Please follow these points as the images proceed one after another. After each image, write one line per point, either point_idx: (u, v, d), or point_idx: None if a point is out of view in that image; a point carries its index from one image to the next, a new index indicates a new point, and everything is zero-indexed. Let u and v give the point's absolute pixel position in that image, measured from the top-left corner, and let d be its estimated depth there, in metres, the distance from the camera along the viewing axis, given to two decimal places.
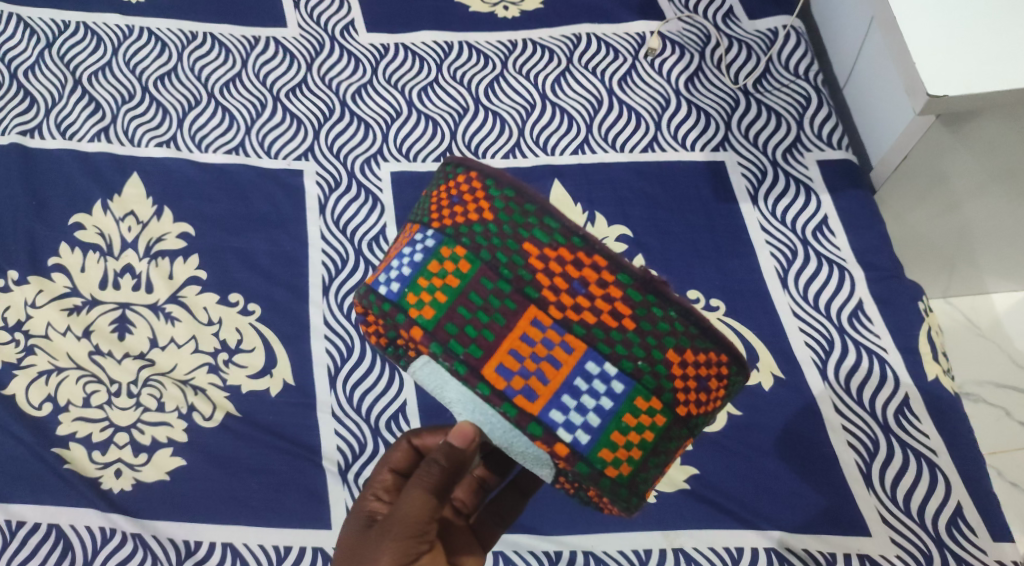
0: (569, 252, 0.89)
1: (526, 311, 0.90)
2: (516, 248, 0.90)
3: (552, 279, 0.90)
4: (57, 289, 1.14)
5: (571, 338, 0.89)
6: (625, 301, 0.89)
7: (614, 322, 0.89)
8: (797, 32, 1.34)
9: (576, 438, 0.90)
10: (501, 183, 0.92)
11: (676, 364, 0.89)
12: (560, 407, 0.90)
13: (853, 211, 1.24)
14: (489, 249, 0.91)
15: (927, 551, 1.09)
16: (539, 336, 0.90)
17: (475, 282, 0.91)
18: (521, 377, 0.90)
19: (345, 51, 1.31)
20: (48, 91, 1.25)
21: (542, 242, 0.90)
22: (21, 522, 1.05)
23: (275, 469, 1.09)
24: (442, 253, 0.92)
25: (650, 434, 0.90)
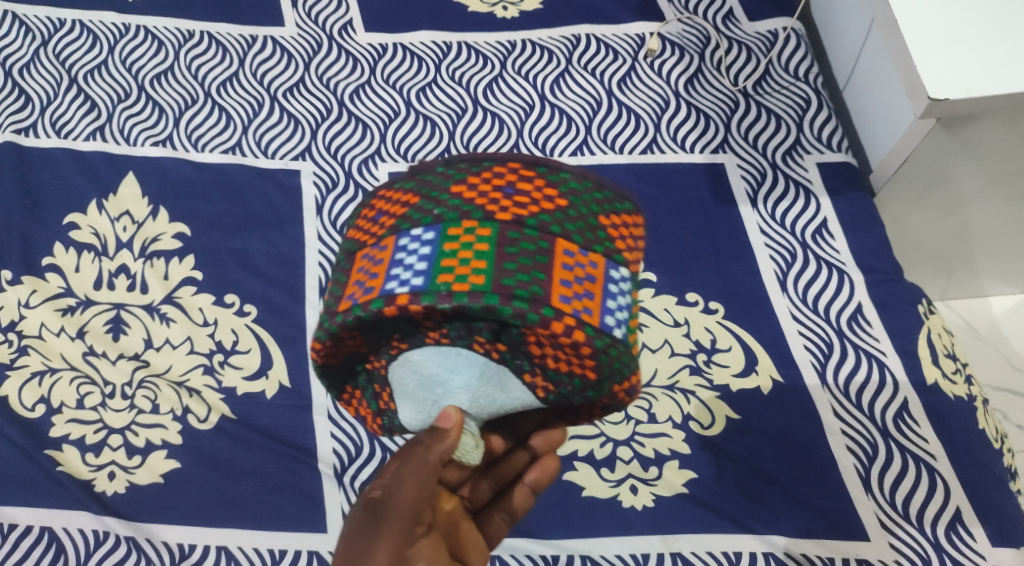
0: (526, 180, 0.92)
1: (452, 217, 0.91)
2: (452, 178, 0.93)
3: (380, 205, 0.94)
4: (51, 289, 1.13)
5: (407, 225, 0.91)
6: (465, 178, 0.92)
7: (527, 213, 0.91)
8: (798, 34, 1.33)
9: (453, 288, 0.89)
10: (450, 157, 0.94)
11: (517, 201, 0.91)
12: (395, 275, 0.90)
13: (852, 214, 1.24)
14: (429, 182, 0.93)
15: (925, 556, 1.09)
16: (460, 233, 0.90)
17: (350, 250, 0.94)
18: (372, 271, 0.91)
19: (343, 51, 1.30)
20: (43, 89, 1.24)
21: (475, 169, 0.93)
22: (14, 524, 1.04)
23: (271, 472, 1.08)
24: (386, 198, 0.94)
25: (478, 249, 0.89)
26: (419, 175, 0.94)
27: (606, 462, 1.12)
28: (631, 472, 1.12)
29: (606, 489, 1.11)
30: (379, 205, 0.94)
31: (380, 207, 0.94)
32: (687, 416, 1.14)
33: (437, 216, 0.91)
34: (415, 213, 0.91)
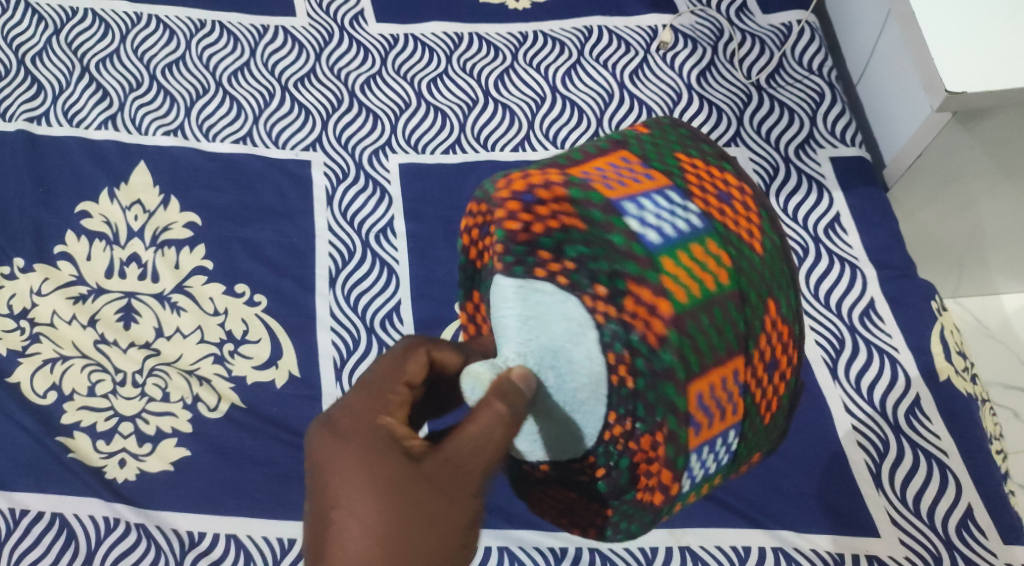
0: (785, 356, 0.89)
1: (729, 294, 0.86)
2: (753, 256, 0.87)
3: (773, 324, 0.88)
4: (62, 277, 1.13)
5: (684, 194, 0.87)
6: (748, 270, 0.87)
7: (763, 373, 0.88)
8: (812, 27, 1.32)
9: (645, 234, 0.85)
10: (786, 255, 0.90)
11: (765, 353, 0.88)
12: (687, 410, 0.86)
13: (866, 208, 1.23)
14: (739, 241, 0.87)
15: (936, 553, 1.08)
16: (713, 319, 0.85)
17: (732, 290, 0.86)
18: (699, 436, 0.87)
19: (354, 41, 1.30)
20: (55, 77, 1.24)
21: (776, 301, 0.88)
22: (25, 510, 1.05)
23: (280, 461, 1.08)
24: (713, 205, 0.88)
25: (704, 286, 0.85)
26: (766, 229, 0.89)
27: None
28: None
29: None
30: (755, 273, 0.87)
31: (689, 166, 0.89)
32: None
33: (701, 227, 0.86)
34: (733, 390, 0.87)
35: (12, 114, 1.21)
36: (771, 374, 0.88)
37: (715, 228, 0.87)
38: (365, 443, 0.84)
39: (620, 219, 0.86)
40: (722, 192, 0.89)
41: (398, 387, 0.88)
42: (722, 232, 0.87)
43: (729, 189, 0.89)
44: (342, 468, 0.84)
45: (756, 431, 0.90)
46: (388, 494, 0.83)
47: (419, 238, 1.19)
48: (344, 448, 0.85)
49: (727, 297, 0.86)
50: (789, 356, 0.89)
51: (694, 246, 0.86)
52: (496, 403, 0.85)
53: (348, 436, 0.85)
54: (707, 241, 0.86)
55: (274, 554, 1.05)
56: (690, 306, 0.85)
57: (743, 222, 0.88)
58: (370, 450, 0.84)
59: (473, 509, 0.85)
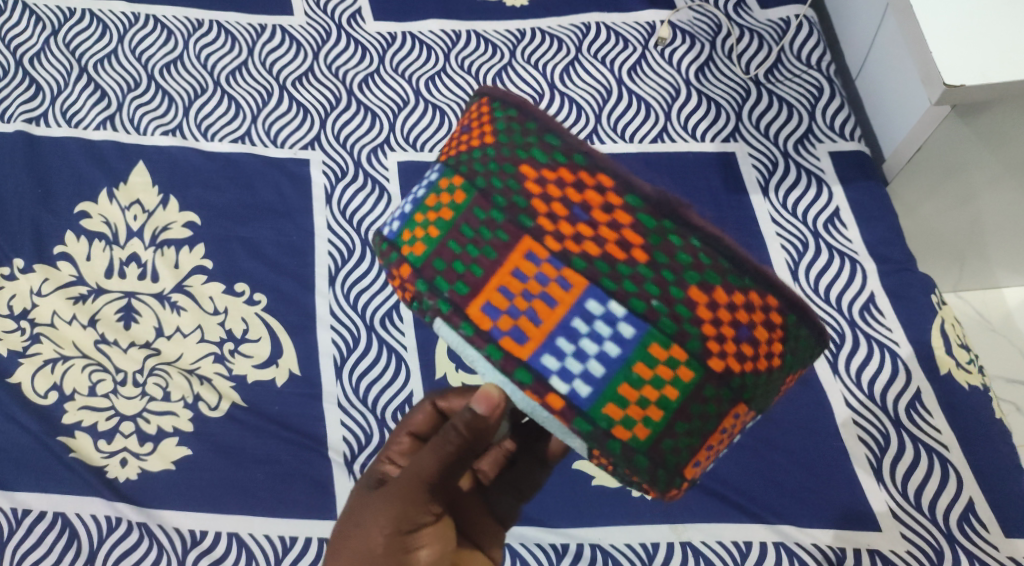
0: (631, 220, 0.85)
1: (520, 243, 0.86)
2: (512, 172, 0.87)
3: (598, 204, 0.86)
4: (62, 278, 1.14)
5: (444, 171, 0.90)
6: (516, 181, 0.87)
7: (621, 253, 0.85)
8: (810, 21, 1.32)
9: (387, 228, 0.91)
10: (568, 140, 0.87)
11: (600, 243, 0.85)
12: (555, 351, 0.86)
13: (865, 203, 1.23)
14: (484, 175, 0.88)
15: (937, 547, 1.08)
16: (533, 270, 0.86)
17: (523, 202, 0.87)
18: (613, 362, 0.86)
19: (352, 39, 1.30)
20: (54, 78, 1.24)
21: (568, 170, 0.87)
22: (27, 510, 1.05)
23: (282, 459, 1.08)
24: (440, 185, 0.90)
25: (461, 227, 0.88)
26: (522, 133, 0.88)
27: None
28: None
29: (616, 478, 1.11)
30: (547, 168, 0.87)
31: (470, 124, 0.91)
32: None
33: (455, 173, 0.89)
34: (608, 289, 0.85)
35: (11, 115, 1.22)
36: (637, 245, 0.85)
37: (486, 160, 0.88)
38: (366, 482, 1.02)
39: (389, 242, 0.91)
40: (484, 129, 0.90)
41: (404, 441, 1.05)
42: (491, 153, 0.89)
43: (506, 116, 0.89)
44: (350, 507, 1.00)
45: (702, 309, 0.85)
46: (353, 521, 0.99)
47: None
48: (355, 491, 1.02)
49: (530, 212, 0.86)
50: (649, 222, 0.85)
51: (465, 190, 0.88)
52: (454, 426, 0.98)
53: (360, 486, 1.02)
54: (469, 188, 0.88)
55: (277, 553, 1.05)
56: (483, 251, 0.87)
57: (520, 133, 0.88)
58: (367, 490, 1.01)
59: (418, 519, 0.98)
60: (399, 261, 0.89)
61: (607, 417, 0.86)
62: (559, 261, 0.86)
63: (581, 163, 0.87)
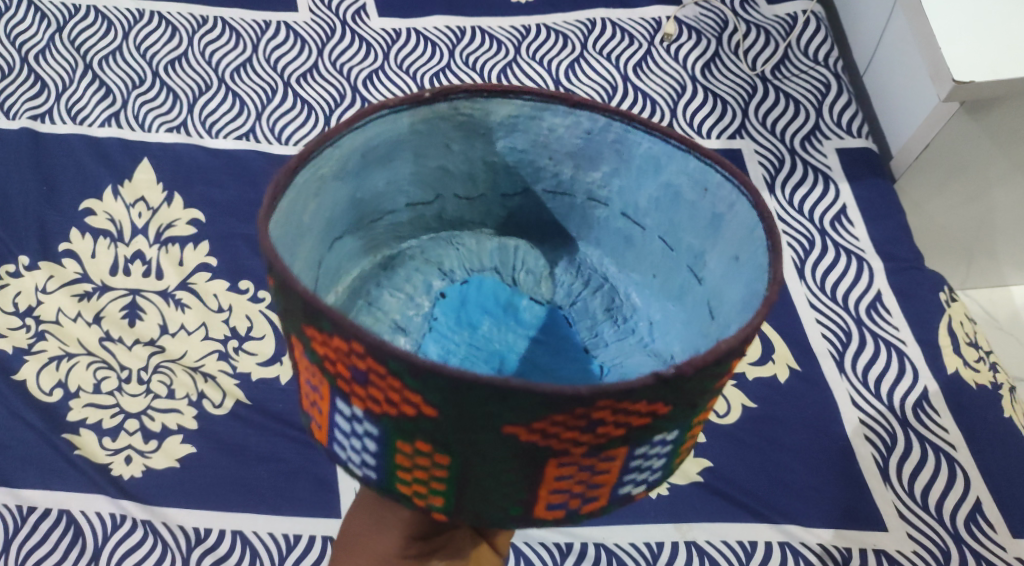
0: (612, 407, 0.68)
1: (540, 467, 0.71)
2: (456, 415, 0.69)
3: (589, 414, 0.69)
4: (67, 275, 1.14)
5: (369, 415, 0.72)
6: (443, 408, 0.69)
7: (634, 421, 0.70)
8: (818, 17, 1.32)
9: (365, 473, 0.75)
10: (453, 380, 0.67)
11: (597, 435, 0.70)
12: (631, 480, 0.74)
13: (873, 200, 1.23)
14: (433, 427, 0.70)
15: (945, 548, 1.07)
16: (574, 471, 0.72)
17: (502, 442, 0.70)
18: (583, 482, 0.73)
19: (356, 36, 1.30)
20: (58, 75, 1.24)
21: (513, 417, 0.68)
22: (32, 507, 1.05)
23: (286, 457, 1.08)
24: (402, 447, 0.72)
25: (437, 475, 0.72)
26: (410, 366, 0.68)
27: None
28: None
29: None
30: (371, 372, 0.69)
31: (350, 364, 0.70)
32: None
33: (386, 425, 0.71)
34: (511, 461, 0.71)
35: (15, 112, 1.21)
36: (538, 425, 0.69)
37: (328, 379, 0.72)
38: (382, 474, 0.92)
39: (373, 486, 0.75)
40: (373, 371, 0.69)
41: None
42: (429, 421, 0.70)
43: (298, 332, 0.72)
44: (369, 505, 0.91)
45: (613, 422, 0.70)
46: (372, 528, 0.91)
47: None
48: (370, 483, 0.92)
49: (393, 423, 0.71)
50: (463, 404, 0.68)
51: (334, 409, 0.73)
52: None
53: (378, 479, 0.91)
54: (431, 440, 0.71)
55: (280, 551, 1.05)
56: (514, 488, 0.72)
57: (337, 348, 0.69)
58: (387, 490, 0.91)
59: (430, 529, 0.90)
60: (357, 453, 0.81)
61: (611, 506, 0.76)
62: (469, 460, 0.71)
63: (517, 395, 0.67)
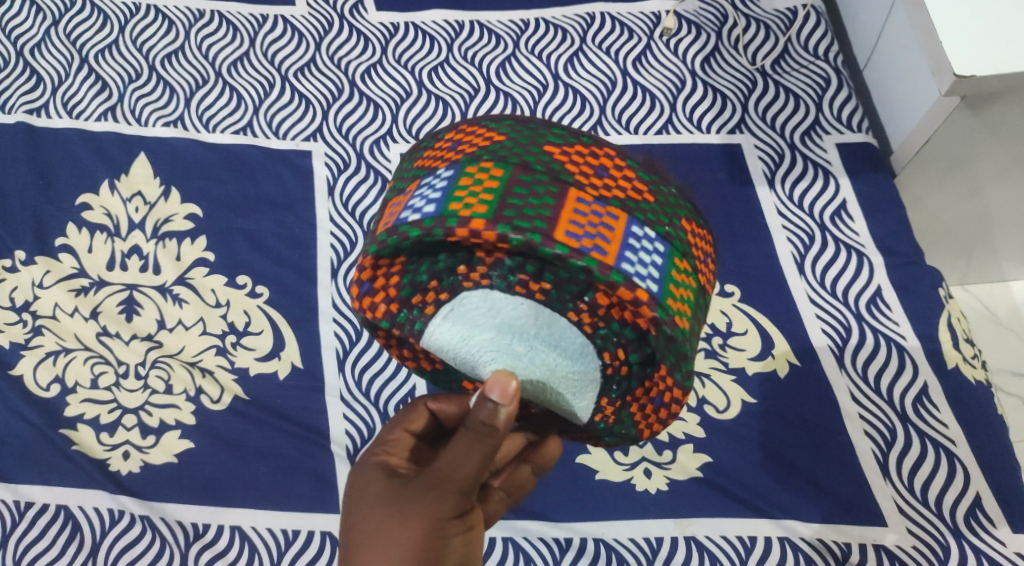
0: (630, 170, 0.91)
1: (568, 193, 0.88)
2: (539, 151, 0.90)
3: (615, 169, 0.91)
4: (64, 270, 1.13)
5: (461, 165, 0.90)
6: (541, 159, 0.89)
7: (639, 196, 0.90)
8: (818, 11, 1.30)
9: (424, 210, 0.89)
10: (533, 127, 0.92)
11: (613, 183, 0.90)
12: (631, 261, 0.87)
13: (872, 195, 1.22)
14: (515, 154, 0.90)
15: (944, 542, 1.08)
16: (588, 210, 0.88)
17: (560, 170, 0.89)
18: (605, 233, 0.87)
19: (354, 30, 1.29)
20: (54, 69, 1.24)
21: (561, 143, 0.91)
22: (30, 502, 1.05)
23: (284, 453, 1.08)
24: (469, 170, 0.89)
25: (484, 196, 0.88)
26: (508, 122, 0.93)
27: (620, 445, 1.12)
28: (645, 456, 1.11)
29: (620, 472, 1.10)
30: (468, 135, 0.93)
31: (457, 138, 0.93)
32: (702, 401, 1.13)
33: (459, 158, 0.91)
34: (544, 190, 0.88)
35: (11, 106, 1.21)
36: (575, 148, 0.91)
37: (424, 167, 0.93)
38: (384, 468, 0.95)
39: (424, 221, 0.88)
40: (482, 138, 0.92)
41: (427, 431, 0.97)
42: (512, 144, 0.91)
43: (417, 149, 0.96)
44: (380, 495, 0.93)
45: (623, 182, 0.90)
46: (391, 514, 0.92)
47: None
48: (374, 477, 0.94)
49: (467, 157, 0.90)
50: (525, 133, 0.92)
51: (420, 182, 0.91)
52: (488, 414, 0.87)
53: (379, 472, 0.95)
54: (504, 164, 0.89)
55: (279, 546, 1.05)
56: (541, 214, 0.87)
57: (456, 131, 0.94)
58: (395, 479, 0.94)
59: (453, 510, 0.91)
60: (371, 281, 0.94)
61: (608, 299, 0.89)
62: (514, 178, 0.88)
63: (587, 141, 0.92)
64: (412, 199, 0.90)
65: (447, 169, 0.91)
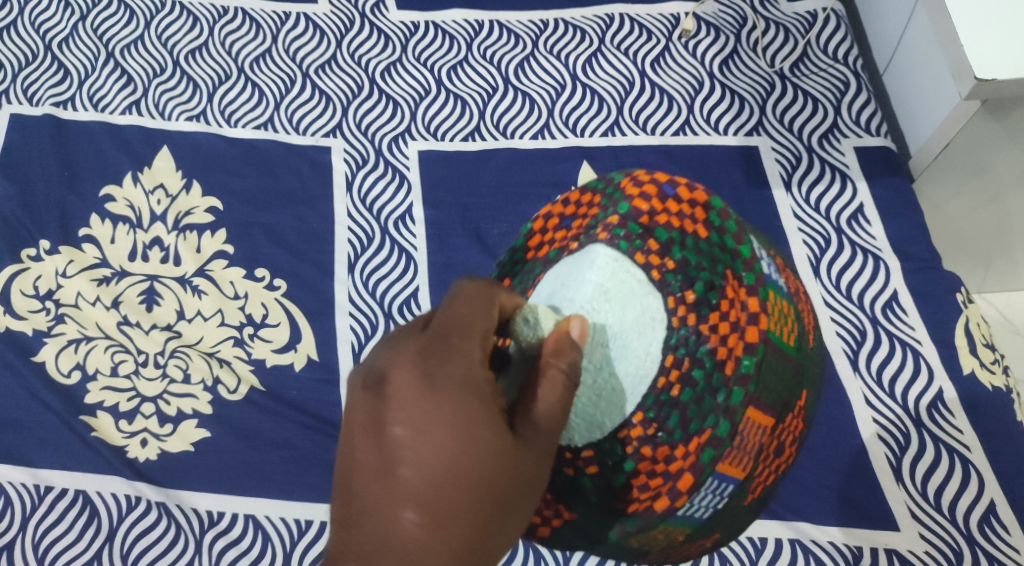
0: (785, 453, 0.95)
1: (783, 390, 0.92)
2: (800, 361, 0.94)
3: (787, 434, 0.94)
4: (87, 260, 1.16)
5: (798, 311, 0.96)
6: (796, 361, 0.94)
7: (761, 451, 0.92)
8: (838, 15, 1.30)
9: (767, 270, 0.95)
10: (799, 398, 0.94)
11: (778, 436, 0.93)
12: (721, 489, 0.92)
13: (890, 199, 1.22)
14: (800, 339, 0.95)
15: (957, 548, 1.07)
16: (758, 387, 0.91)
17: (797, 356, 0.93)
18: (738, 462, 0.91)
19: (375, 28, 1.31)
20: (81, 63, 1.26)
21: (794, 419, 0.94)
22: (49, 486, 1.07)
23: (298, 443, 1.09)
24: (790, 310, 0.95)
25: (785, 312, 0.94)
26: (798, 405, 0.94)
27: None
28: None
29: None
30: (794, 332, 0.94)
31: (793, 321, 0.94)
32: None
33: (792, 297, 0.97)
34: (786, 360, 0.93)
35: (39, 99, 1.24)
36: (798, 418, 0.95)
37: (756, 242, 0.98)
38: (390, 401, 0.85)
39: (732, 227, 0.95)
40: (794, 334, 0.94)
41: (462, 352, 0.85)
42: (808, 347, 0.96)
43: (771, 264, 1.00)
44: (405, 439, 0.84)
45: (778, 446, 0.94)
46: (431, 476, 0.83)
47: (438, 225, 1.20)
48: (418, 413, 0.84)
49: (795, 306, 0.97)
50: (799, 388, 0.93)
51: (761, 249, 0.96)
52: (563, 365, 0.86)
53: (392, 403, 0.85)
54: (802, 344, 0.95)
55: (292, 535, 1.07)
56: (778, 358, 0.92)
57: (796, 328, 0.95)
58: (419, 418, 0.84)
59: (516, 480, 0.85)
60: (668, 195, 0.97)
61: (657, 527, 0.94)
62: (799, 351, 0.94)
63: (796, 416, 0.95)
64: (769, 263, 0.96)
65: (791, 294, 0.97)
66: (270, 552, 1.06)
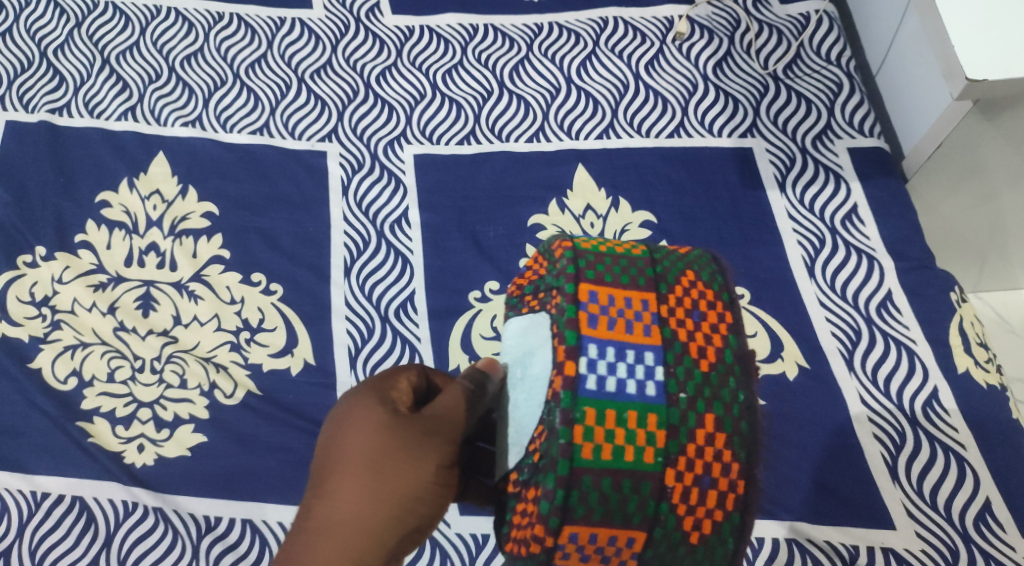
0: (690, 326, 0.92)
1: (645, 290, 0.93)
2: (663, 271, 0.94)
3: (681, 316, 0.92)
4: (83, 266, 1.16)
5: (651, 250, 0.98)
6: (643, 259, 0.95)
7: (656, 335, 0.91)
8: (830, 16, 1.31)
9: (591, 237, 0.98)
10: (662, 275, 0.94)
11: (676, 320, 0.92)
12: (614, 367, 0.90)
13: (883, 200, 1.22)
14: (653, 256, 0.96)
15: (953, 546, 1.08)
16: (605, 296, 0.92)
17: (653, 268, 0.94)
18: (605, 324, 0.91)
19: (370, 33, 1.31)
20: (77, 70, 1.26)
21: (664, 293, 0.93)
22: (46, 492, 1.07)
23: (296, 447, 1.10)
24: (630, 245, 0.97)
25: (614, 246, 0.96)
26: (663, 279, 0.94)
27: None
28: None
29: None
30: (625, 248, 0.96)
31: (629, 248, 0.96)
32: None
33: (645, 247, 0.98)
34: (618, 259, 0.94)
35: (34, 105, 1.24)
36: (672, 297, 0.93)
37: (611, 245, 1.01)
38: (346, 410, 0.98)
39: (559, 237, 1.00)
40: (632, 250, 0.96)
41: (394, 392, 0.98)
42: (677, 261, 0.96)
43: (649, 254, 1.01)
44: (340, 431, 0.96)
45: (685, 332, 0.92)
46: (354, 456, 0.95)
47: (433, 229, 1.20)
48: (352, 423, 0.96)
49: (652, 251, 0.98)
50: (650, 272, 0.94)
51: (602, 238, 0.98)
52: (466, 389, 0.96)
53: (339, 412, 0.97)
54: (648, 253, 0.96)
55: None
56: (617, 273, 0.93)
57: (632, 247, 0.96)
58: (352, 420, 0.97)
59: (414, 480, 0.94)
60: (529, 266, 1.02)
61: (622, 452, 0.89)
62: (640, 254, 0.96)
63: (669, 295, 0.93)
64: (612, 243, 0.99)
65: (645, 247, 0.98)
66: (268, 556, 1.06)
